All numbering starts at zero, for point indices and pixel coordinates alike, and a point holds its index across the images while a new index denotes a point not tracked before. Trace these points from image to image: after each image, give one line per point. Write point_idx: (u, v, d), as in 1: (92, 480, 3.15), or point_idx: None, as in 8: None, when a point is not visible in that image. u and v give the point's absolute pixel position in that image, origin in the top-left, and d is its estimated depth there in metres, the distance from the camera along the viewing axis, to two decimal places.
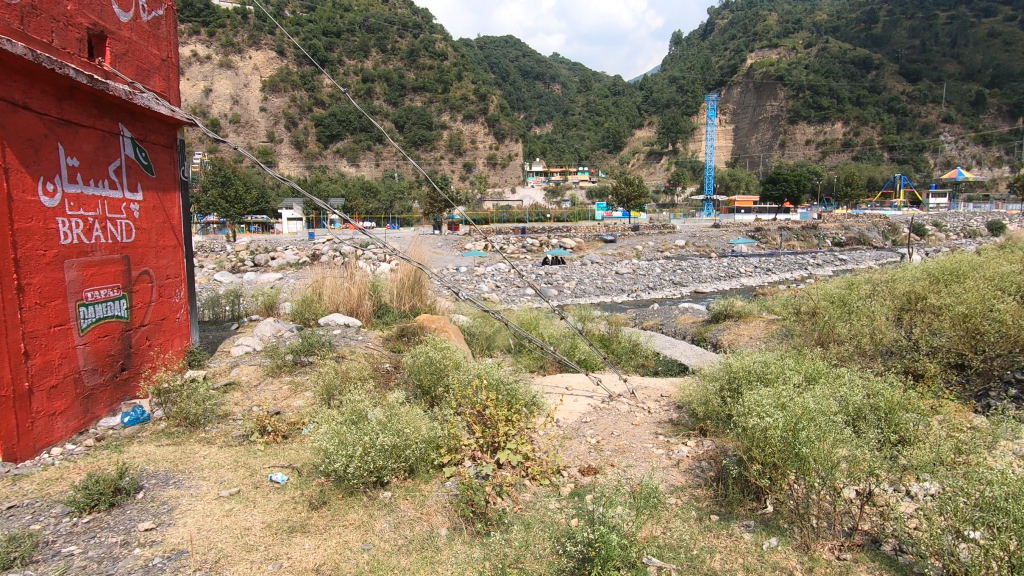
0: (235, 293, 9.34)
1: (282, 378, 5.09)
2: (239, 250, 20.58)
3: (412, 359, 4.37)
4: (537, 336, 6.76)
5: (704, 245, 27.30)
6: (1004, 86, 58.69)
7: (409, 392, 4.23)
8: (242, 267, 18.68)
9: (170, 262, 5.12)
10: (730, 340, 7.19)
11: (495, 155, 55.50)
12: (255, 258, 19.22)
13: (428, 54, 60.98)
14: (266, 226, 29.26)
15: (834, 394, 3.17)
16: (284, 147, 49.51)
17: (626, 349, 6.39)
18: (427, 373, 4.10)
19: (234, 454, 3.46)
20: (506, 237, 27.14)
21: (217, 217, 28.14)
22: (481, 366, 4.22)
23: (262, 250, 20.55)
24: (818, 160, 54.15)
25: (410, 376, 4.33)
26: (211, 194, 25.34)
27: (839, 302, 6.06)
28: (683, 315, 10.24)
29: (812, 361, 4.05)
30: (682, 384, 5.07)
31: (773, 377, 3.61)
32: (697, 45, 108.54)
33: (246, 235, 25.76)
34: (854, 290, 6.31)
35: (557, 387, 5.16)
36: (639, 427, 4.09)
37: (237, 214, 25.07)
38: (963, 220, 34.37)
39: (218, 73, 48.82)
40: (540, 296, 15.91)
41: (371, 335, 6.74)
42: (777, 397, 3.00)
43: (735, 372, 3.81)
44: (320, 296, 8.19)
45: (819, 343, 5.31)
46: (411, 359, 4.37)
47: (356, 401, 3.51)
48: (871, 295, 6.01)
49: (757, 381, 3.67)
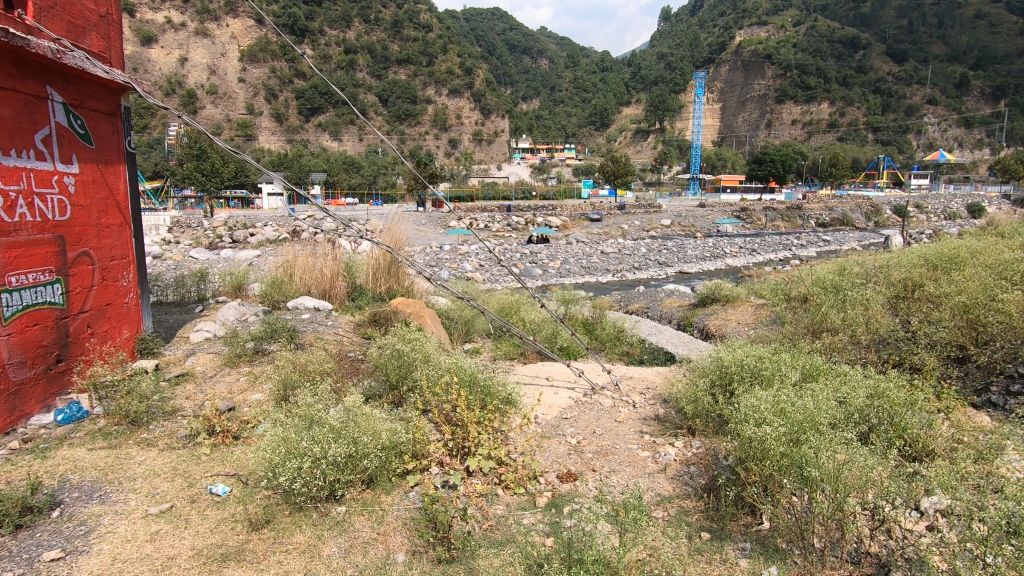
0: (201, 272, 8.89)
1: (241, 369, 4.71)
2: (217, 225, 19.87)
3: (379, 351, 4.04)
4: (517, 322, 6.43)
5: (689, 224, 27.11)
6: (987, 68, 58.92)
7: (376, 386, 3.88)
8: (220, 243, 18.06)
9: (115, 242, 4.68)
10: (717, 327, 6.97)
11: (481, 131, 54.53)
12: (233, 234, 18.62)
13: (412, 26, 59.21)
14: (245, 202, 28.32)
15: (835, 396, 2.91)
16: (264, 120, 47.93)
17: (611, 336, 6.08)
18: (397, 365, 3.78)
19: (174, 460, 3.10)
20: (491, 215, 26.68)
21: (194, 192, 27.16)
22: (453, 357, 3.88)
23: (241, 225, 19.88)
24: (804, 140, 54.01)
25: (376, 369, 3.99)
26: (186, 167, 24.38)
27: (833, 288, 5.81)
28: (670, 297, 9.96)
29: (809, 356, 3.83)
30: (670, 375, 4.80)
31: (767, 375, 3.37)
32: (687, 22, 107.19)
33: (225, 210, 24.85)
34: (847, 276, 6.08)
35: (536, 377, 4.86)
36: (622, 424, 3.84)
37: (214, 188, 24.10)
38: (944, 203, 34.62)
39: (194, 41, 46.80)
40: (525, 275, 15.61)
41: (342, 320, 6.37)
42: (776, 401, 2.74)
43: (726, 367, 3.58)
44: (290, 278, 7.82)
45: (810, 332, 5.04)
46: (379, 350, 4.04)
47: (312, 399, 3.16)
48: (866, 281, 5.75)
49: (750, 378, 3.43)
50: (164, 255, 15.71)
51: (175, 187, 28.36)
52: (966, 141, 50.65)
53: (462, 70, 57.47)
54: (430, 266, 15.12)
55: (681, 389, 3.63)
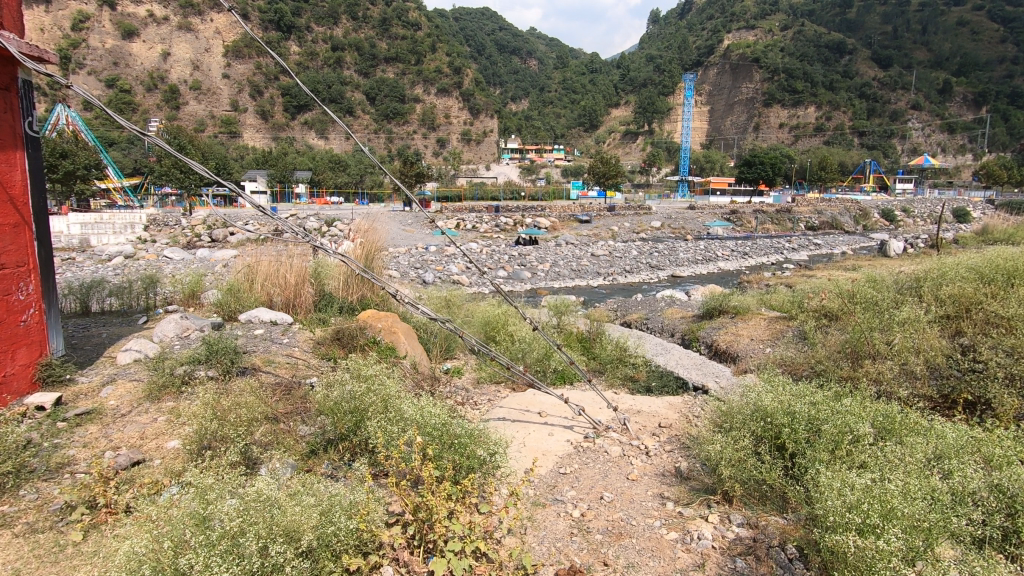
0: (154, 277, 8.02)
1: (163, 406, 3.80)
2: (196, 224, 18.81)
3: (328, 388, 3.19)
4: (503, 341, 5.57)
5: (679, 226, 26.49)
6: (970, 75, 59.20)
7: (321, 436, 3.04)
8: (198, 242, 17.13)
9: (7, 246, 3.77)
10: (729, 346, 6.19)
11: (469, 130, 53.63)
12: (212, 232, 17.66)
13: (401, 24, 57.86)
14: (228, 200, 27.20)
15: (936, 478, 2.13)
16: (248, 117, 46.45)
17: (613, 357, 5.27)
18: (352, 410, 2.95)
19: (21, 564, 2.21)
20: (479, 215, 25.86)
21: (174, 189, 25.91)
22: (417, 403, 3.02)
23: (221, 224, 18.84)
24: (791, 143, 54.00)
25: (322, 413, 3.14)
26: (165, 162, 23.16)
27: (869, 304, 5.06)
28: (671, 307, 9.14)
29: (872, 399, 3.08)
30: (685, 413, 4.03)
31: (828, 431, 2.57)
32: (675, 24, 106.86)
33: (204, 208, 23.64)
34: (882, 290, 5.32)
35: (525, 414, 4.05)
36: (637, 485, 3.02)
37: (194, 185, 22.78)
38: (930, 207, 34.53)
39: (177, 36, 45.41)
40: (512, 279, 14.78)
41: (301, 336, 5.48)
42: (877, 494, 1.92)
43: (774, 416, 2.79)
44: (251, 284, 6.96)
45: (851, 359, 4.27)
46: (328, 388, 3.18)
47: (217, 476, 2.29)
48: (909, 297, 4.98)
49: (806, 439, 2.63)
50: (137, 255, 14.76)
51: (155, 185, 26.95)
52: (949, 146, 50.93)
53: (451, 69, 56.29)
54: (414, 269, 14.16)
55: (718, 443, 2.80)
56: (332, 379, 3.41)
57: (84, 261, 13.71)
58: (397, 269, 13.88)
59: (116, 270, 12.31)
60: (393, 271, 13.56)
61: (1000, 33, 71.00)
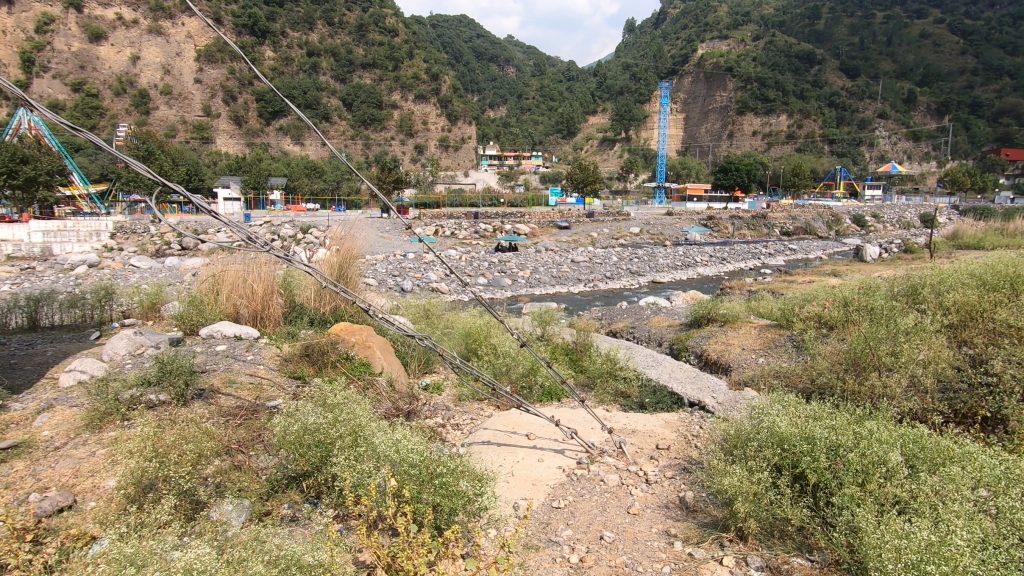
0: (110, 288, 7.45)
1: (104, 437, 3.36)
2: (165, 231, 18.01)
3: (287, 416, 2.80)
4: (486, 355, 5.26)
5: (657, 232, 26.47)
6: (933, 85, 60.94)
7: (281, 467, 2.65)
8: (168, 250, 16.43)
9: None
10: (720, 355, 5.96)
11: (447, 137, 53.06)
12: (183, 240, 16.97)
13: (378, 30, 57.34)
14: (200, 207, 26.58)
15: (990, 526, 1.87)
16: (221, 122, 45.21)
17: (601, 371, 4.98)
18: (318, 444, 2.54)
19: None
20: (458, 222, 25.47)
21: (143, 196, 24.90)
22: (390, 435, 2.65)
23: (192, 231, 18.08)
24: (764, 150, 54.90)
25: (281, 447, 2.75)
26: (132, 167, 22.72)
27: (870, 313, 4.85)
28: (657, 315, 8.87)
29: (893, 419, 2.83)
30: (685, 435, 3.76)
31: (862, 461, 2.28)
32: (650, 33, 108.14)
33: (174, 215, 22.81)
34: (880, 296, 5.14)
35: (513, 436, 3.74)
36: (639, 521, 2.71)
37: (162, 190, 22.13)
38: (899, 212, 35.27)
39: (147, 39, 44.26)
40: (492, 286, 14.44)
41: (267, 352, 5.04)
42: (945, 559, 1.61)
43: (792, 442, 2.51)
44: (215, 295, 6.49)
45: (858, 370, 4.05)
46: (289, 417, 2.78)
47: (142, 542, 1.89)
48: (909, 305, 4.82)
49: (830, 469, 2.34)
50: (102, 264, 14.07)
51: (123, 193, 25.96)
52: (915, 153, 52.33)
53: (428, 76, 55.80)
54: (392, 276, 13.75)
55: (732, 473, 2.49)
56: (294, 403, 3.03)
57: (45, 271, 12.99)
58: (374, 277, 13.46)
59: (78, 280, 11.64)
60: (370, 279, 13.17)
61: (960, 45, 73.40)
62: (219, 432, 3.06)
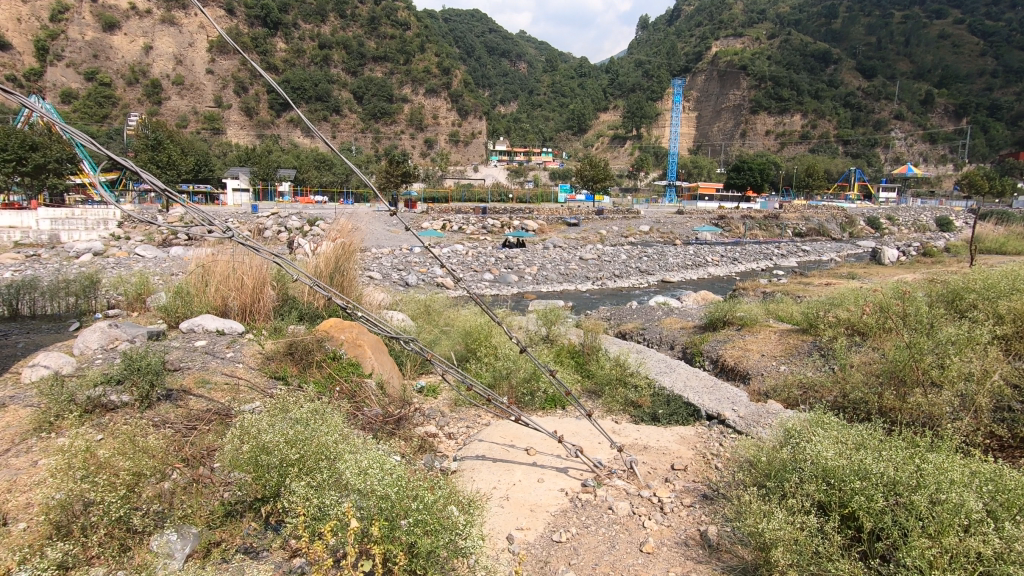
0: (95, 277, 7.09)
1: (50, 444, 2.97)
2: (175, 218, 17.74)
3: (245, 429, 2.39)
4: (485, 357, 4.87)
5: (667, 231, 25.96)
6: (952, 86, 59.69)
7: (235, 488, 2.26)
8: (175, 240, 16.15)
9: None
10: (737, 362, 5.54)
11: (458, 131, 52.56)
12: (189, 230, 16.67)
13: (390, 23, 56.72)
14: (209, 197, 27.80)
15: None
16: (233, 113, 44.92)
17: (611, 377, 4.57)
18: (280, 470, 2.15)
19: None
20: (466, 216, 25.13)
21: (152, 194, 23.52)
22: (367, 457, 2.27)
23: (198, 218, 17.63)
24: (777, 150, 54.02)
25: (236, 463, 2.34)
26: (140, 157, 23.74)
27: (913, 321, 4.41)
28: (669, 316, 8.41)
29: (956, 450, 2.40)
30: (703, 454, 3.35)
31: (940, 508, 1.85)
32: (664, 31, 106.78)
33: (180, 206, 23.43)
34: (921, 301, 4.71)
35: (510, 450, 3.36)
36: (653, 563, 2.30)
37: (170, 180, 23.70)
38: (914, 215, 34.49)
39: (160, 30, 44.13)
40: (499, 282, 14.05)
41: (248, 350, 4.65)
42: None
43: (843, 477, 2.08)
44: (202, 286, 6.13)
45: (901, 384, 3.63)
46: (246, 428, 2.37)
47: None
48: (956, 314, 4.39)
49: (895, 521, 1.90)
50: (108, 253, 13.78)
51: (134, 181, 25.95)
52: (931, 156, 51.38)
53: (439, 70, 55.25)
54: (396, 271, 13.38)
55: (774, 513, 2.06)
56: (254, 414, 2.61)
57: (50, 258, 12.73)
58: (378, 271, 13.07)
59: (81, 268, 11.36)
60: (374, 273, 12.83)
61: (981, 46, 71.82)
62: (172, 444, 2.68)
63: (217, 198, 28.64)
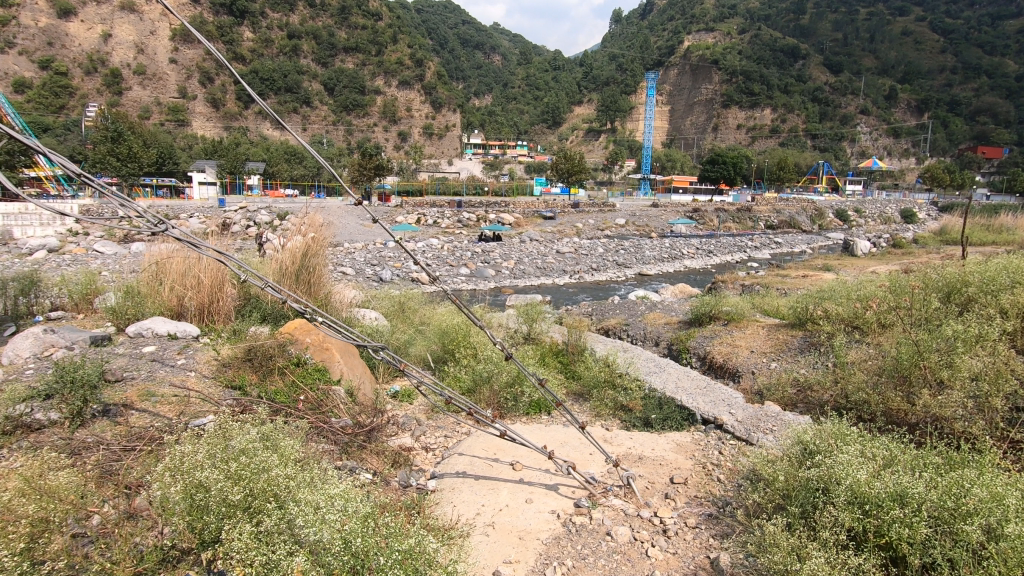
0: (36, 277, 6.46)
1: None
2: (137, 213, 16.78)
3: (176, 460, 1.97)
4: (465, 359, 4.52)
5: (643, 224, 25.84)
6: (915, 82, 61.15)
7: (161, 527, 1.87)
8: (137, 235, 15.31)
9: None
10: (726, 359, 5.32)
11: (431, 124, 51.66)
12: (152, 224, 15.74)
13: (360, 13, 55.30)
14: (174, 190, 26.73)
15: None
16: (198, 104, 43.36)
17: (601, 378, 4.26)
18: (220, 516, 1.73)
19: None
20: (441, 210, 24.62)
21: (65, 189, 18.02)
22: (333, 489, 1.92)
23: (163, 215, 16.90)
24: (748, 144, 54.67)
25: (163, 502, 1.91)
26: (98, 150, 22.48)
27: (916, 317, 4.23)
28: (653, 311, 8.14)
29: (993, 464, 2.16)
30: (700, 463, 3.11)
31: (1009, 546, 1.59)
32: (637, 24, 106.78)
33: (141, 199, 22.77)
34: (923, 295, 4.53)
35: (495, 465, 3.05)
36: None
37: (130, 174, 22.47)
38: (880, 207, 35.20)
39: (119, 17, 42.20)
40: (475, 277, 13.68)
41: (202, 356, 4.21)
42: None
43: (886, 503, 1.82)
44: (156, 286, 5.63)
45: (907, 386, 3.43)
46: (179, 459, 1.95)
47: None
48: (959, 310, 4.22)
49: (955, 563, 1.63)
50: (63, 249, 12.94)
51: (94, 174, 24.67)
52: (895, 149, 52.68)
53: (412, 61, 54.10)
54: (370, 266, 12.88)
55: (811, 548, 1.76)
56: (189, 435, 2.18)
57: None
58: (350, 267, 12.58)
59: (36, 265, 10.62)
60: (346, 269, 12.30)
61: (941, 43, 73.66)
62: (92, 478, 2.25)
63: (183, 191, 27.60)
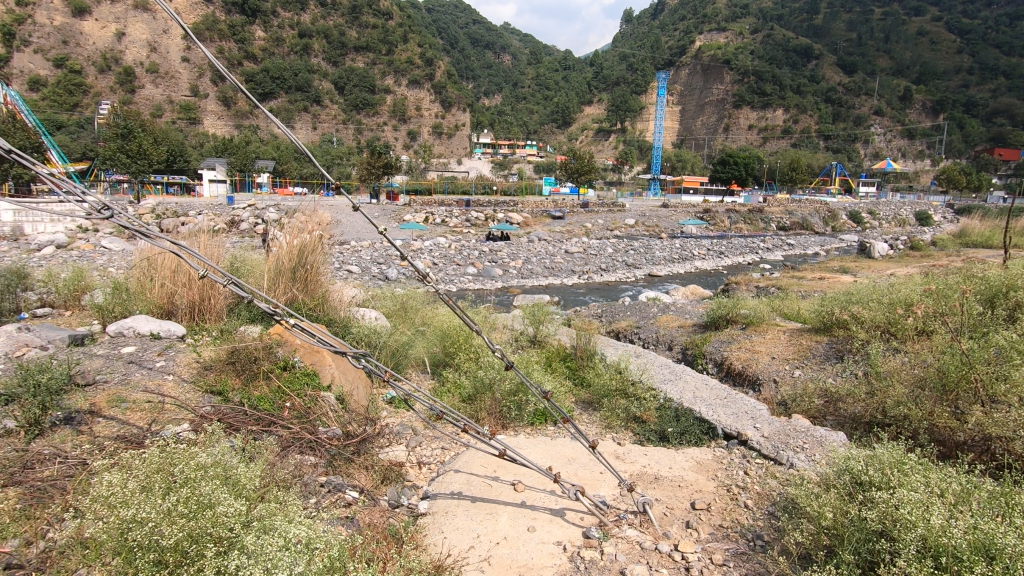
0: (24, 272, 6.19)
1: None
2: (146, 211, 16.52)
3: (109, 485, 1.64)
4: (467, 365, 4.18)
5: (653, 224, 25.44)
6: (931, 83, 60.18)
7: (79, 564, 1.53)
8: None
9: None
10: (745, 364, 4.98)
11: (440, 123, 51.43)
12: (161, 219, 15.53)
13: (371, 12, 55.10)
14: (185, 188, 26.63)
15: None
16: (210, 103, 43.40)
17: (614, 388, 3.93)
18: (152, 562, 1.40)
19: None
20: (449, 209, 24.37)
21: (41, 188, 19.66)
22: (301, 524, 1.60)
23: (171, 213, 16.66)
24: (761, 144, 54.02)
25: (88, 533, 1.58)
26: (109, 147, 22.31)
27: (962, 324, 3.85)
28: (666, 313, 7.77)
29: None
30: (722, 485, 2.77)
31: None
32: (648, 24, 105.89)
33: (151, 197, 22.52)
34: (969, 299, 4.14)
35: (492, 485, 2.74)
36: None
37: (139, 172, 22.06)
38: (895, 209, 34.52)
39: (132, 16, 42.21)
40: (483, 276, 13.36)
41: (184, 358, 3.92)
42: None
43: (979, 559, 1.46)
44: (146, 281, 5.34)
45: (956, 399, 3.06)
46: (112, 484, 1.61)
47: None
48: (1010, 320, 3.85)
49: None
50: (72, 245, 12.75)
51: (104, 171, 24.54)
52: (909, 150, 51.81)
53: (422, 60, 53.82)
54: (376, 264, 12.61)
55: None
56: (130, 457, 1.84)
57: (8, 251, 11.69)
58: (357, 265, 12.35)
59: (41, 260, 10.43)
60: (351, 267, 12.06)
61: (957, 43, 72.32)
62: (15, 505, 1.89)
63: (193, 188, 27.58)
